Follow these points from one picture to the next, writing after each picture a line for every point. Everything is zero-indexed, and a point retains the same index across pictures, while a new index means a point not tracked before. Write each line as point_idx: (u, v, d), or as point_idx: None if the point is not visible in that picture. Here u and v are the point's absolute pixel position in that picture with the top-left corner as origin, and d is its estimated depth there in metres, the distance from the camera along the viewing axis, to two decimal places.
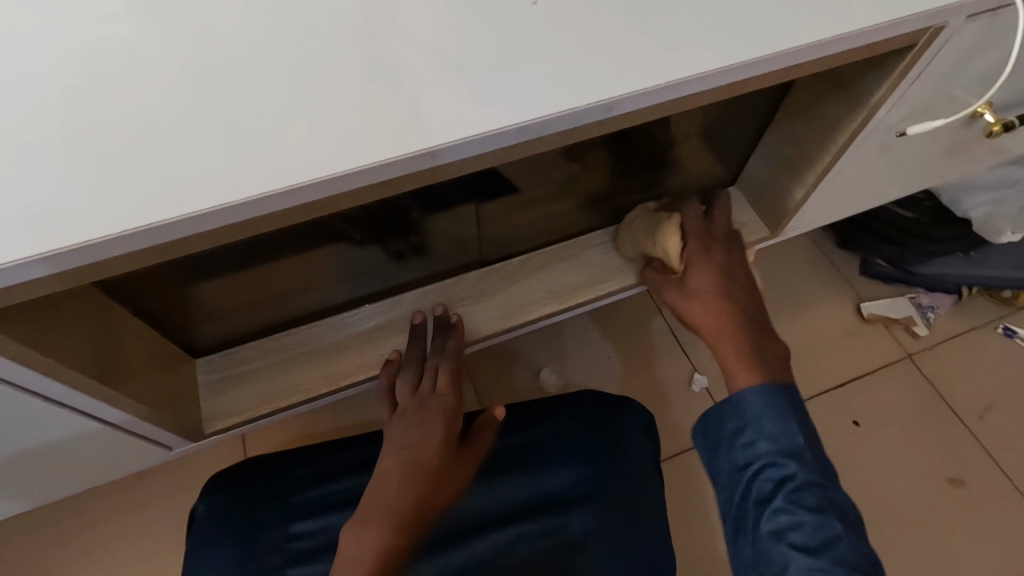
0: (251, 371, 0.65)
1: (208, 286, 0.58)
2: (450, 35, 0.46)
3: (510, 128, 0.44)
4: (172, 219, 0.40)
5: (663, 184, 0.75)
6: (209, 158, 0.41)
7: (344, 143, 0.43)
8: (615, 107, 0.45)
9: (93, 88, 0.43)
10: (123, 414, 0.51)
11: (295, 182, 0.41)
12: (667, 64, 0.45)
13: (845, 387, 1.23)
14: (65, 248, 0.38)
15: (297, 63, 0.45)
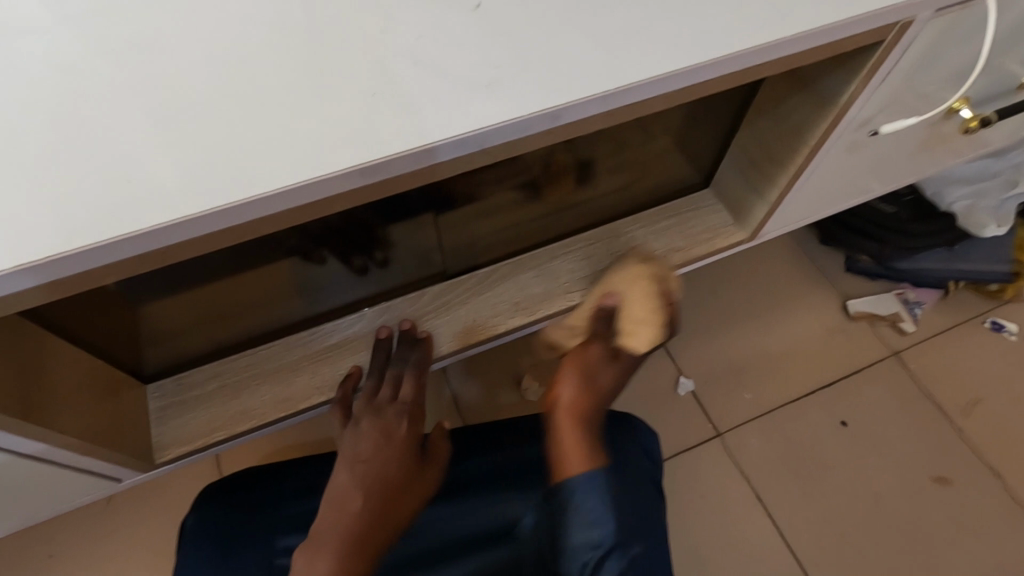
0: (203, 396, 0.62)
1: (148, 309, 0.54)
2: (384, 42, 0.44)
3: (454, 140, 0.41)
4: (158, 226, 0.38)
5: (631, 190, 0.72)
6: (127, 180, 0.38)
7: (273, 160, 0.40)
8: (562, 115, 0.43)
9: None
10: (61, 452, 0.48)
11: (232, 202, 0.38)
12: (620, 68, 0.43)
13: (833, 387, 1.21)
14: (55, 258, 0.36)
15: (225, 76, 0.42)
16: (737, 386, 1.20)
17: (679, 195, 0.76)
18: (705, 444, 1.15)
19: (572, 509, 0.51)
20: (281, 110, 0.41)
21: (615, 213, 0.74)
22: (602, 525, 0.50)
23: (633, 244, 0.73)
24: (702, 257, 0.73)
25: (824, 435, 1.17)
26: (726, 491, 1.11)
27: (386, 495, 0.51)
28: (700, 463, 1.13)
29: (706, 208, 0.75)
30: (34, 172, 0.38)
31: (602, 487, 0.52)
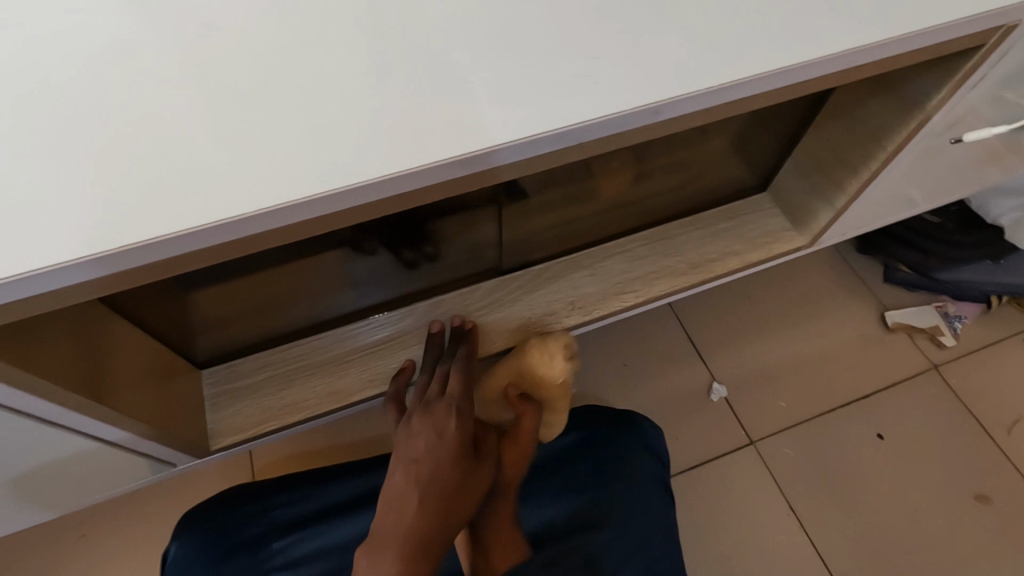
0: (254, 385, 0.62)
1: (203, 296, 0.54)
2: (471, 33, 0.43)
3: (548, 135, 0.40)
4: (234, 218, 0.37)
5: (689, 191, 0.70)
6: (214, 164, 0.38)
7: (358, 151, 0.39)
8: (660, 111, 0.42)
9: (79, 87, 0.39)
10: (126, 435, 0.48)
11: (322, 190, 0.38)
12: (713, 66, 0.42)
13: (869, 399, 1.19)
14: (116, 250, 0.36)
15: (307, 66, 0.41)
16: (771, 394, 1.19)
17: (736, 199, 0.74)
18: (738, 452, 1.13)
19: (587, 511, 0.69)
20: (365, 102, 0.40)
21: (671, 215, 0.72)
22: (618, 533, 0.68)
23: (690, 246, 0.71)
24: (761, 262, 0.71)
25: (859, 447, 1.15)
26: (758, 500, 1.10)
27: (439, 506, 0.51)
28: (730, 471, 1.12)
29: (765, 212, 0.73)
30: (118, 158, 0.38)
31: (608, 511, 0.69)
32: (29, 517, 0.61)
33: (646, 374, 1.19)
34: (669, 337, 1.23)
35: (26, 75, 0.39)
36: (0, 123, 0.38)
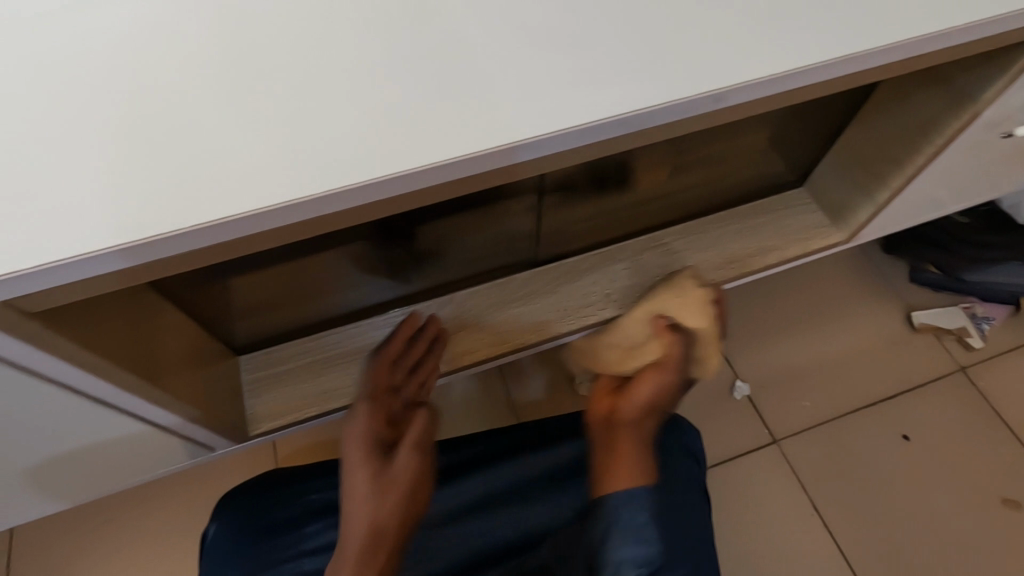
0: (293, 371, 0.62)
1: (247, 282, 0.54)
2: (524, 19, 0.43)
3: (611, 120, 0.40)
4: (293, 202, 0.37)
5: (725, 184, 0.70)
6: (276, 147, 0.38)
7: (410, 138, 0.39)
8: (721, 98, 0.41)
9: (126, 73, 0.39)
10: (171, 417, 0.49)
11: (386, 174, 0.38)
12: (767, 58, 0.42)
13: (894, 400, 1.18)
14: (142, 242, 0.35)
15: (356, 53, 0.41)
16: (794, 393, 1.18)
17: (772, 194, 0.73)
18: (760, 450, 1.13)
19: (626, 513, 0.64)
20: (414, 89, 0.40)
21: (706, 209, 0.72)
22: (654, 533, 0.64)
23: (726, 241, 0.71)
24: (799, 257, 0.70)
25: (884, 447, 1.14)
26: (781, 498, 1.09)
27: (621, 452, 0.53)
28: (753, 469, 1.11)
29: (801, 207, 0.73)
30: (181, 138, 0.38)
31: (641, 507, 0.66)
32: (82, 493, 0.64)
33: None
34: None
35: (86, 58, 0.40)
36: (57, 103, 0.38)
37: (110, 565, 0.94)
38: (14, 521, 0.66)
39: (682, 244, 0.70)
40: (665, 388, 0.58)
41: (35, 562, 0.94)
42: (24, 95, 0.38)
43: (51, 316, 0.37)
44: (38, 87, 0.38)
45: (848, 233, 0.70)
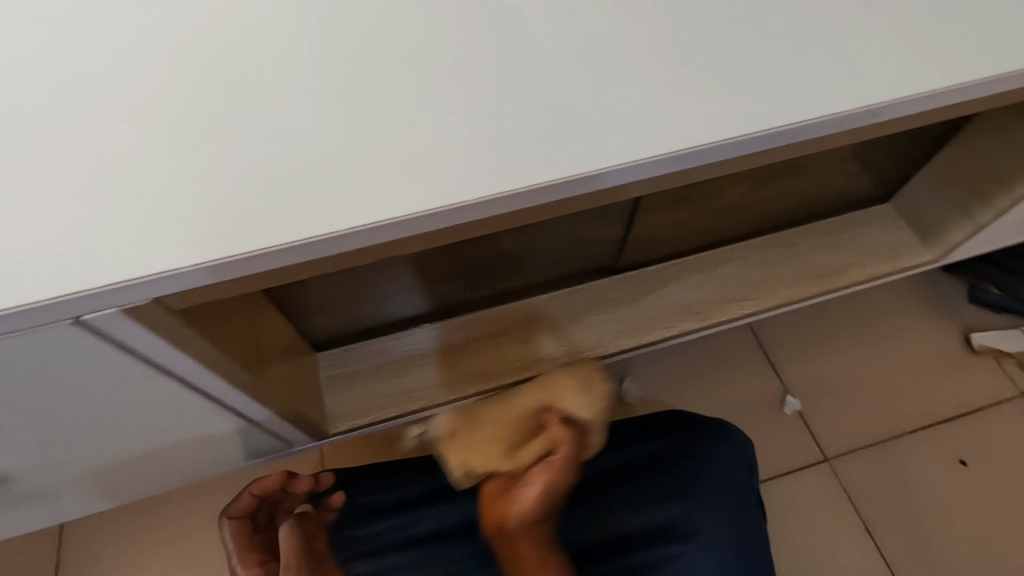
0: (371, 370, 0.63)
1: (340, 283, 0.53)
2: (651, 35, 0.43)
3: (762, 134, 0.41)
4: (426, 211, 0.37)
5: (811, 199, 0.68)
6: (413, 152, 0.38)
7: (534, 154, 0.39)
8: (871, 114, 0.42)
9: (218, 83, 0.38)
10: (259, 409, 0.49)
11: (534, 182, 0.38)
12: (890, 84, 0.42)
13: (952, 423, 1.14)
14: (231, 257, 0.35)
15: (454, 67, 0.41)
16: (847, 412, 1.15)
17: (858, 208, 0.71)
18: (810, 468, 1.10)
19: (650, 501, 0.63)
20: (531, 102, 0.40)
21: (790, 222, 0.70)
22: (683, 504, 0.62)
23: (811, 255, 0.69)
24: (886, 275, 0.69)
25: (940, 472, 1.10)
26: (831, 519, 1.07)
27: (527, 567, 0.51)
28: (802, 487, 1.09)
29: (885, 225, 0.71)
30: (317, 139, 0.38)
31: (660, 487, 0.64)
32: (151, 488, 0.64)
33: (718, 381, 1.16)
34: (742, 345, 1.19)
35: (215, 53, 0.39)
36: (184, 101, 0.38)
37: (164, 549, 0.96)
38: (55, 521, 0.64)
39: (763, 259, 0.69)
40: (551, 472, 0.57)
41: (90, 544, 0.96)
42: (121, 100, 0.37)
43: (174, 311, 0.37)
44: (127, 93, 0.38)
45: (942, 252, 0.68)
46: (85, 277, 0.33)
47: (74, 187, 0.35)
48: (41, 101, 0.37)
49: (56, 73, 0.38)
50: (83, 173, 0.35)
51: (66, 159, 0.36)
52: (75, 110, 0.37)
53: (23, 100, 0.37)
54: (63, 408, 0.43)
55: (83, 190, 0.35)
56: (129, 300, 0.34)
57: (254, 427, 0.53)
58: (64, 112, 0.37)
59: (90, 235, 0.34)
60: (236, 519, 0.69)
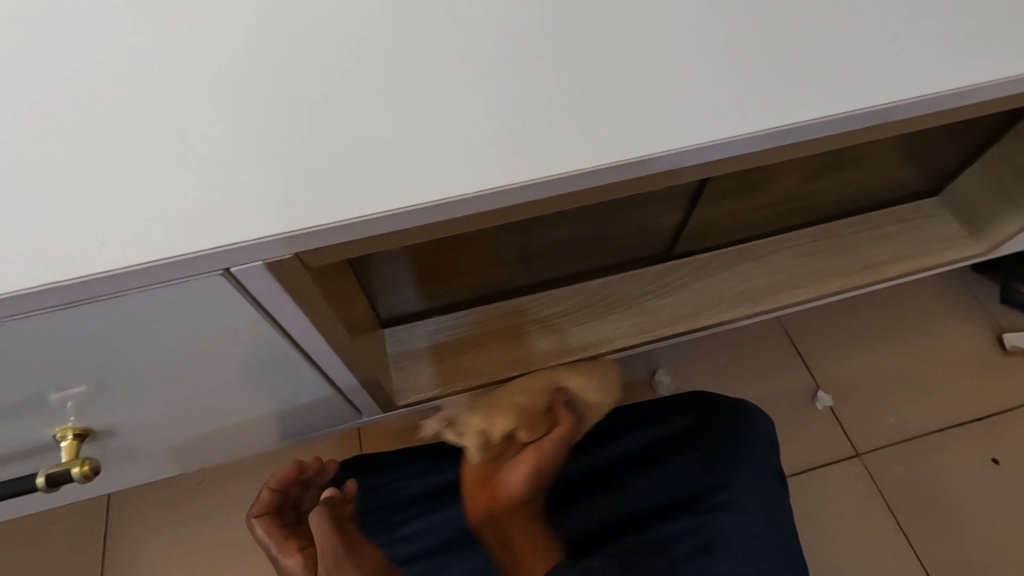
0: (435, 348, 0.65)
1: (418, 258, 0.56)
2: (728, 25, 0.45)
3: (836, 118, 0.43)
4: (523, 183, 0.40)
5: (865, 191, 0.69)
6: (509, 130, 0.41)
7: (609, 137, 0.41)
8: (936, 102, 0.45)
9: (267, 84, 0.41)
10: (341, 367, 0.52)
11: (623, 158, 0.41)
12: (955, 75, 0.45)
13: (984, 421, 1.15)
14: (348, 221, 0.38)
15: (490, 63, 0.43)
16: (879, 408, 1.15)
17: (904, 202, 0.73)
18: (842, 462, 1.11)
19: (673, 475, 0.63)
20: (617, 86, 0.43)
21: (840, 213, 0.72)
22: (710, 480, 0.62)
23: (861, 246, 0.71)
24: (934, 266, 0.70)
25: (971, 470, 1.11)
26: (863, 514, 1.07)
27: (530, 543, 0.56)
28: (834, 481, 1.10)
29: (933, 218, 0.72)
30: (422, 117, 0.41)
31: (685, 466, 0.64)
32: (215, 458, 0.66)
33: (750, 374, 1.18)
34: (773, 339, 1.20)
35: (327, 39, 0.43)
36: (303, 82, 0.42)
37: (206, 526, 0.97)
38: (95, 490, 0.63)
39: (815, 248, 0.70)
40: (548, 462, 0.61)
41: (130, 519, 0.94)
42: (187, 99, 0.41)
43: (309, 267, 0.41)
44: (232, 82, 0.41)
45: (993, 244, 0.69)
46: (213, 235, 0.37)
47: (206, 156, 0.39)
48: (146, 92, 0.41)
49: (152, 72, 0.42)
50: (214, 143, 0.39)
51: (200, 130, 0.40)
52: (205, 88, 0.41)
53: (133, 92, 0.41)
54: (176, 363, 0.46)
55: (214, 158, 0.39)
56: (274, 254, 0.38)
57: (335, 388, 0.57)
58: (144, 109, 0.40)
59: (221, 198, 0.38)
60: (261, 517, 0.67)
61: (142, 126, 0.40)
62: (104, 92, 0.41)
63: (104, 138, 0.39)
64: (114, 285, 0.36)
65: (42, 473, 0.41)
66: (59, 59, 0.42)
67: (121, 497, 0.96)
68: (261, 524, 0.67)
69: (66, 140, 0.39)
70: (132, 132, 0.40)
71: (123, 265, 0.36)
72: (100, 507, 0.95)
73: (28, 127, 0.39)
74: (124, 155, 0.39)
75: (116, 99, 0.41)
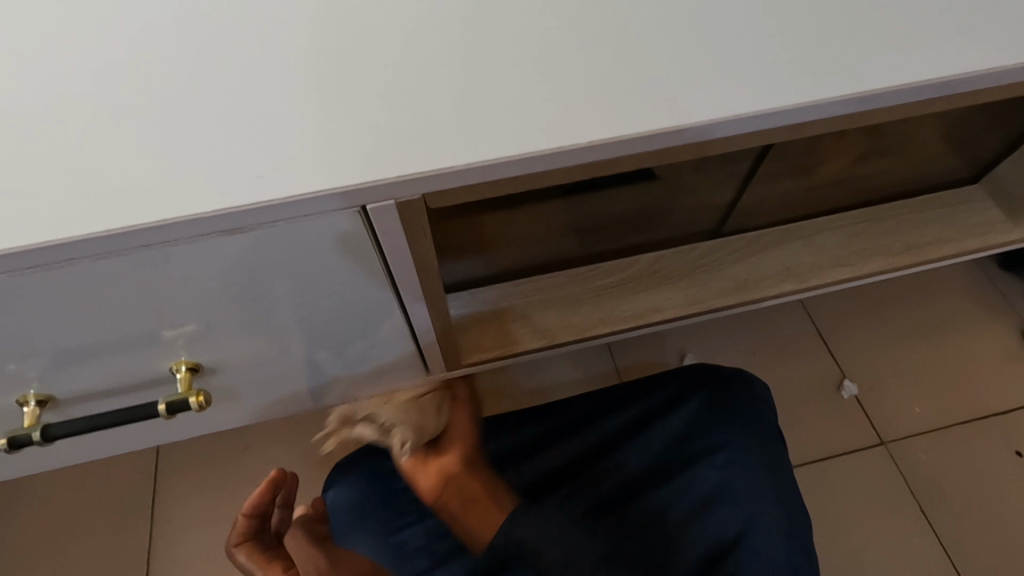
0: (496, 313, 0.70)
1: (493, 221, 0.59)
2: (798, 5, 0.48)
3: (900, 90, 0.46)
4: (614, 138, 0.43)
5: (910, 175, 0.72)
6: (596, 89, 0.44)
7: (687, 100, 0.44)
8: (993, 78, 0.47)
9: (368, 47, 0.45)
10: (422, 308, 0.58)
11: (706, 121, 0.44)
12: (1015, 52, 0.47)
13: (1009, 415, 1.16)
14: (459, 168, 0.41)
15: (561, 38, 0.46)
16: (905, 398, 1.18)
17: (947, 187, 0.77)
18: (867, 450, 1.13)
19: (667, 446, 0.75)
20: (695, 54, 0.46)
21: (884, 197, 0.75)
22: (700, 443, 0.73)
23: (903, 227, 0.74)
24: (975, 250, 0.74)
25: (994, 462, 1.13)
26: (887, 500, 1.10)
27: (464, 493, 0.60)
28: (858, 468, 1.12)
29: (972, 206, 0.76)
30: (513, 77, 0.44)
31: (677, 436, 0.75)
32: (287, 406, 0.71)
33: (777, 362, 1.20)
34: (800, 329, 1.23)
35: (423, 7, 0.46)
36: (403, 45, 0.45)
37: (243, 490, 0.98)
38: (185, 433, 0.70)
39: (859, 229, 0.74)
40: (472, 441, 0.65)
41: (179, 479, 0.98)
42: (289, 64, 0.44)
43: (428, 209, 0.45)
44: (335, 44, 0.45)
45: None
46: (322, 182, 0.40)
47: (316, 109, 0.43)
48: (258, 52, 0.44)
49: (259, 33, 0.45)
50: (322, 97, 0.43)
51: (312, 86, 0.43)
52: (314, 47, 0.45)
53: (246, 52, 0.44)
54: (289, 300, 0.51)
55: (325, 112, 0.43)
56: (405, 194, 0.42)
57: (406, 327, 0.61)
58: (255, 67, 0.44)
59: (330, 145, 0.41)
60: (242, 546, 0.63)
61: (252, 80, 0.43)
62: (220, 53, 0.44)
63: (221, 94, 0.43)
64: (261, 217, 0.41)
65: (164, 401, 0.51)
66: (179, 23, 0.45)
67: (170, 461, 0.99)
68: (243, 552, 0.63)
69: (185, 95, 0.43)
70: (249, 89, 0.43)
71: (237, 205, 0.40)
72: (149, 470, 0.98)
73: (156, 87, 0.43)
74: (245, 110, 0.42)
75: (229, 60, 0.44)
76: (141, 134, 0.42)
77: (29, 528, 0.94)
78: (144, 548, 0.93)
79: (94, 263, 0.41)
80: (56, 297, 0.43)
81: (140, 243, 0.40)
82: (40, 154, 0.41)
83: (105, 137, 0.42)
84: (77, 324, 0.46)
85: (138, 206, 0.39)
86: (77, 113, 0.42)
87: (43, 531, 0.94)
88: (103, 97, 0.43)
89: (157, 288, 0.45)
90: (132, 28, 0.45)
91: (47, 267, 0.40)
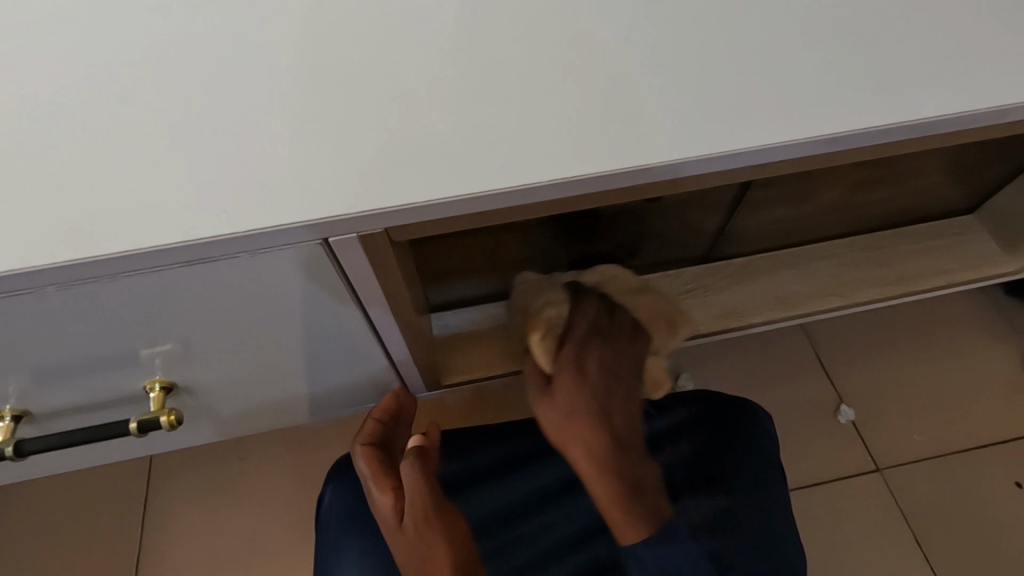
0: (481, 334, 0.71)
1: (475, 246, 0.60)
2: (781, 39, 0.47)
3: (881, 128, 0.45)
4: (588, 174, 0.43)
5: (906, 205, 0.72)
6: (571, 123, 0.44)
7: (663, 136, 0.44)
8: (979, 117, 0.47)
9: (345, 74, 0.45)
10: (400, 332, 0.59)
11: (681, 156, 0.43)
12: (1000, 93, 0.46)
13: (1010, 444, 1.14)
14: (423, 203, 0.42)
15: (541, 70, 0.45)
16: (903, 424, 1.16)
17: (942, 217, 0.76)
18: (862, 476, 1.12)
19: None
20: (675, 86, 0.45)
21: (877, 226, 0.74)
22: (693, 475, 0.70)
23: (897, 258, 0.74)
24: (969, 282, 0.73)
25: (992, 493, 1.11)
26: (882, 528, 1.08)
27: (575, 439, 0.60)
28: (853, 494, 1.10)
29: (966, 236, 0.75)
30: (490, 108, 0.44)
31: None
32: (264, 421, 0.71)
33: (772, 384, 1.19)
34: (798, 350, 1.22)
35: (404, 36, 0.46)
36: (382, 73, 0.45)
37: (231, 499, 0.98)
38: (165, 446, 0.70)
39: (853, 258, 0.73)
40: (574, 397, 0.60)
41: (172, 485, 0.99)
42: (265, 90, 0.44)
43: (395, 240, 0.45)
44: (314, 71, 0.45)
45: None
46: (286, 217, 0.41)
47: (289, 140, 0.43)
48: (235, 79, 0.44)
49: (236, 59, 0.45)
50: (296, 127, 0.43)
51: (287, 115, 0.43)
52: (291, 75, 0.45)
53: (223, 78, 0.44)
54: (259, 322, 0.51)
55: (298, 143, 0.43)
56: (369, 228, 0.43)
57: (379, 348, 0.61)
58: (231, 92, 0.44)
59: (297, 177, 0.42)
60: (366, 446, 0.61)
61: (226, 107, 0.44)
62: (194, 76, 0.44)
63: (194, 120, 0.43)
64: (228, 248, 0.41)
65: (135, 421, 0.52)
66: (164, 44, 0.46)
67: (163, 466, 1.00)
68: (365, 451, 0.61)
69: (160, 120, 0.43)
70: (222, 115, 0.43)
71: (201, 237, 0.40)
72: (142, 475, 0.99)
73: (132, 110, 0.44)
74: (221, 137, 0.43)
75: (203, 84, 0.44)
76: (116, 157, 0.42)
77: (22, 529, 0.96)
78: (133, 553, 0.95)
79: (62, 290, 0.41)
80: (28, 319, 0.43)
81: (110, 271, 0.41)
82: (11, 178, 0.41)
83: (75, 160, 0.42)
84: (45, 345, 0.46)
85: (102, 235, 0.40)
86: (52, 135, 0.43)
87: (35, 534, 0.96)
88: (79, 120, 0.43)
89: (129, 311, 0.45)
90: (115, 49, 0.46)
91: (19, 292, 0.41)
